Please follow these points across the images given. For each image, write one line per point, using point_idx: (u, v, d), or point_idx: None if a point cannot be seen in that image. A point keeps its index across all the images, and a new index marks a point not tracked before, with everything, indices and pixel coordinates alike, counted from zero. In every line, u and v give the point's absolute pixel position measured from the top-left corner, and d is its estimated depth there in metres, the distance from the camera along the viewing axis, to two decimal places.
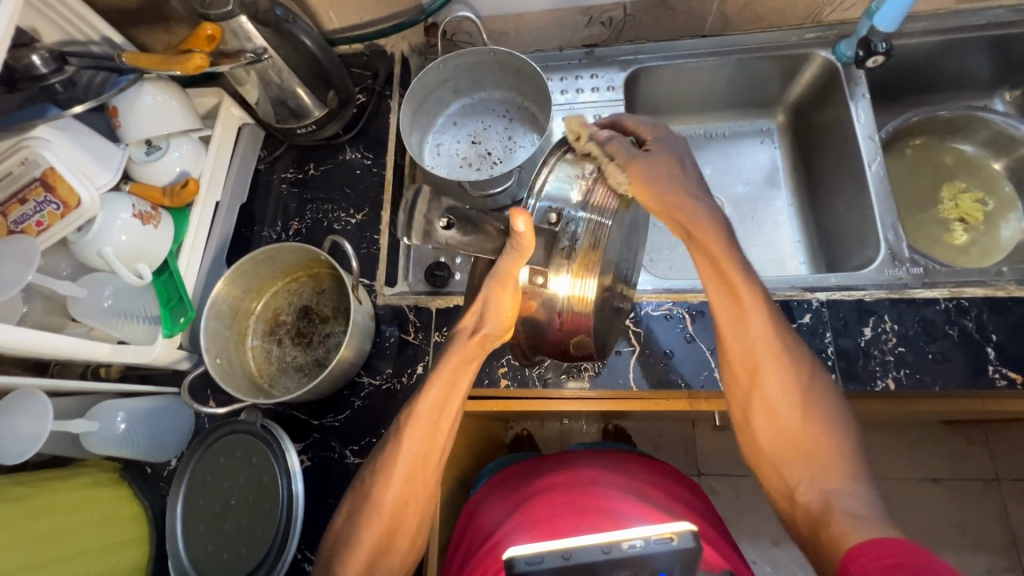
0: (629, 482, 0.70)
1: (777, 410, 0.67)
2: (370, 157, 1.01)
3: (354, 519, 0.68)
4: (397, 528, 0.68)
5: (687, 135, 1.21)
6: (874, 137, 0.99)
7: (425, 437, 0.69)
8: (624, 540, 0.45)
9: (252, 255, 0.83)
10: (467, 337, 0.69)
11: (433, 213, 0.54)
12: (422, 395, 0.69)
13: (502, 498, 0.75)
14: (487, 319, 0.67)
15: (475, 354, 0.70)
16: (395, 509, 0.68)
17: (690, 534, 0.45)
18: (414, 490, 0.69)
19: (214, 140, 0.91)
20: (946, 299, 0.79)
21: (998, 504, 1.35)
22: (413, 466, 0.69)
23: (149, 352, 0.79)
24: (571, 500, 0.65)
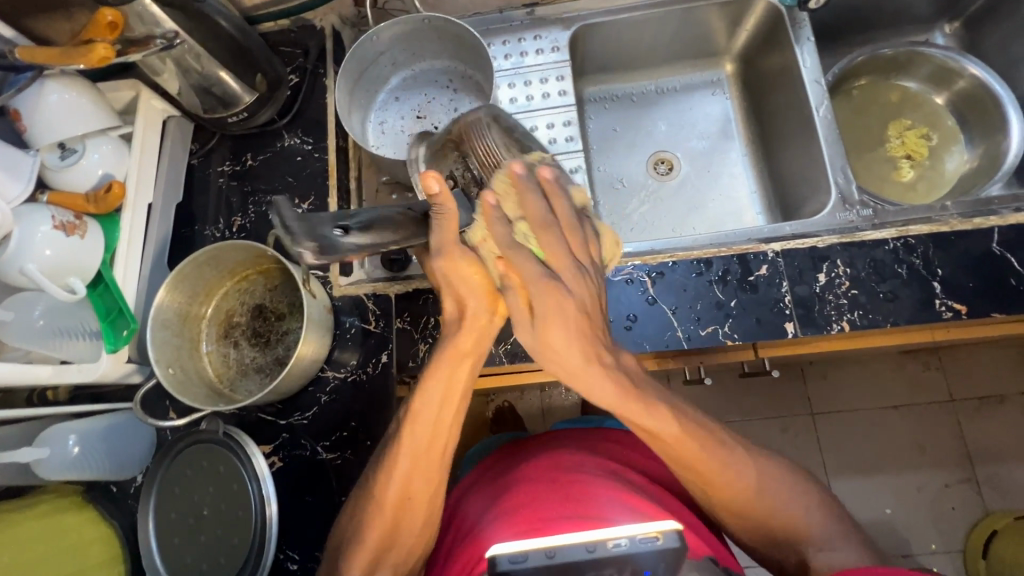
0: (612, 469, 0.69)
1: (734, 485, 0.65)
2: (310, 142, 0.96)
3: (358, 515, 0.67)
4: (400, 527, 0.66)
5: (639, 92, 1.19)
6: (821, 81, 0.98)
7: (427, 429, 0.65)
8: (610, 539, 0.44)
9: (194, 257, 0.78)
10: (460, 327, 0.63)
11: (322, 227, 0.51)
12: (424, 391, 0.64)
13: (482, 488, 0.74)
14: (468, 297, 0.62)
15: (468, 348, 0.63)
16: (400, 504, 0.65)
17: (675, 534, 0.44)
18: (421, 488, 0.66)
19: (137, 137, 0.85)
20: (894, 238, 0.81)
21: (953, 422, 1.43)
22: (422, 463, 0.65)
23: (95, 370, 0.75)
24: (551, 489, 0.64)
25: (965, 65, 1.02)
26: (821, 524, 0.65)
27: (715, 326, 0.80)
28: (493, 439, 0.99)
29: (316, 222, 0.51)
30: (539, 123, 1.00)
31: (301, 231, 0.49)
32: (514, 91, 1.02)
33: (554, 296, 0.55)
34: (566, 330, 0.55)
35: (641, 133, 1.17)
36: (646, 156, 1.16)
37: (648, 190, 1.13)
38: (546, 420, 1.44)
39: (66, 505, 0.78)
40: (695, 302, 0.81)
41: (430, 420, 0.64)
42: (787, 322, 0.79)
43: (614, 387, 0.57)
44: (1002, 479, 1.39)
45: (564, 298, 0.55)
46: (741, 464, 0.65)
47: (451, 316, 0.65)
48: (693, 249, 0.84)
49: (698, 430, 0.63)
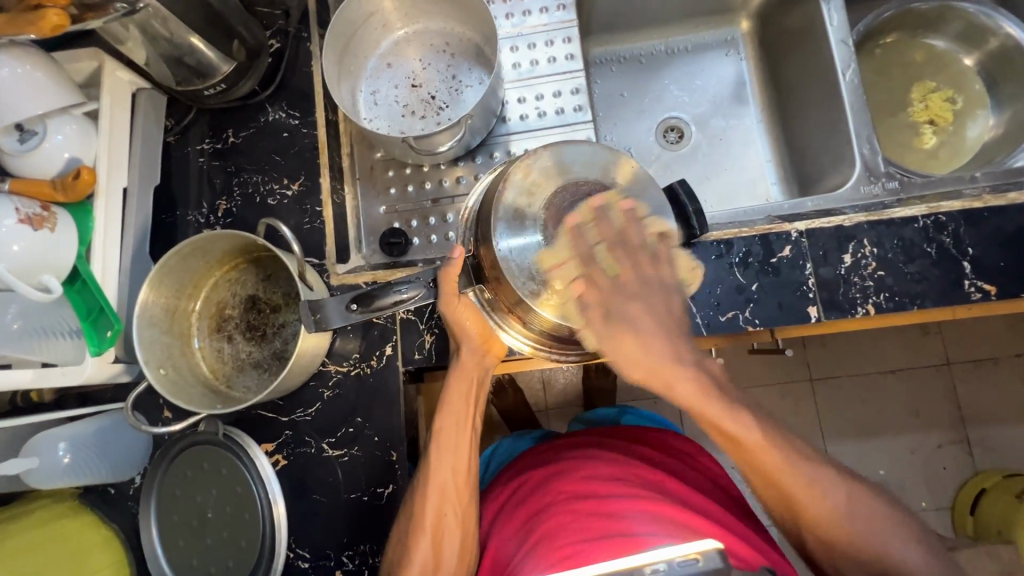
0: (644, 476, 0.68)
1: (782, 480, 0.63)
2: (296, 116, 0.88)
3: (399, 539, 0.67)
4: (441, 546, 0.66)
5: (648, 52, 1.11)
6: (848, 41, 0.90)
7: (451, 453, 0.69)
8: (646, 564, 0.40)
9: (177, 249, 0.72)
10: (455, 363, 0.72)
11: (338, 308, 0.64)
12: (442, 413, 0.72)
13: (520, 492, 0.73)
14: (462, 342, 0.70)
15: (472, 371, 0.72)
16: (437, 521, 0.66)
17: (716, 552, 0.40)
18: (453, 504, 0.68)
19: (104, 115, 0.77)
20: (924, 216, 0.76)
21: (952, 386, 1.45)
22: (448, 482, 0.68)
23: (81, 372, 0.70)
24: (584, 500, 0.63)
25: (1001, 24, 0.96)
26: (875, 528, 0.61)
27: (736, 312, 0.76)
28: (506, 438, 0.99)
29: (331, 306, 0.65)
30: (544, 90, 0.92)
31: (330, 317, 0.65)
32: (516, 55, 0.93)
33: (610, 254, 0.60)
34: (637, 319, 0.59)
35: (651, 98, 1.10)
36: (656, 123, 1.09)
37: (658, 160, 1.07)
38: (547, 393, 1.43)
39: (63, 511, 0.75)
40: (715, 287, 0.77)
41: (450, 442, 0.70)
42: (810, 306, 0.76)
43: (647, 341, 0.58)
44: (995, 441, 1.42)
45: (640, 335, 0.59)
46: (803, 459, 0.63)
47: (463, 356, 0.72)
48: (712, 229, 0.80)
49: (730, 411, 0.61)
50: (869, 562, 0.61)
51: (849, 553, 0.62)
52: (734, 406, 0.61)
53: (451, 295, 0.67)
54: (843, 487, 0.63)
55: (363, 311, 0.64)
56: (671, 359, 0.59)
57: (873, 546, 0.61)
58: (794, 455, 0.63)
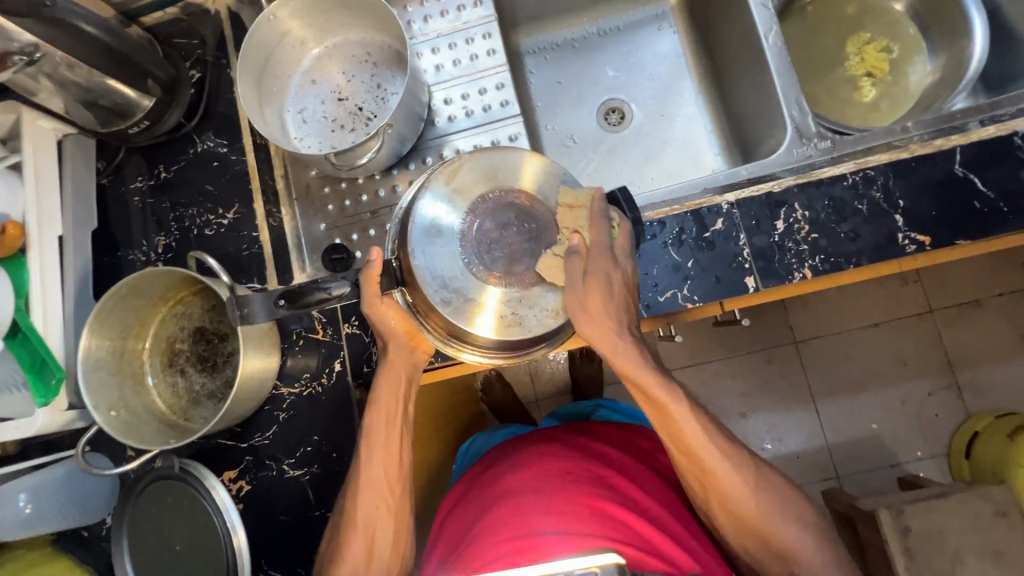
0: (586, 474, 0.69)
1: (726, 496, 0.66)
2: (225, 144, 0.88)
3: (332, 537, 0.68)
4: (374, 544, 0.67)
5: (581, 36, 1.10)
6: (768, 4, 0.89)
7: (385, 454, 0.68)
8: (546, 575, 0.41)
9: (111, 292, 0.73)
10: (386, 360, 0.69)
11: (264, 304, 0.64)
12: (370, 413, 0.69)
13: (473, 496, 0.73)
14: (387, 333, 0.67)
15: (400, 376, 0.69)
16: (370, 520, 0.67)
17: (614, 566, 0.41)
18: (383, 500, 0.68)
19: (28, 167, 0.77)
20: (852, 172, 0.76)
21: (933, 333, 1.44)
22: (381, 480, 0.67)
23: (32, 424, 0.71)
24: (522, 510, 0.64)
25: None
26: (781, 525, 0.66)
27: (674, 290, 0.76)
28: (480, 434, 0.99)
29: (256, 300, 0.64)
30: (471, 88, 0.92)
31: (257, 314, 0.64)
32: (438, 57, 0.93)
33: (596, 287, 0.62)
34: (602, 298, 0.62)
35: (588, 82, 1.09)
36: (596, 107, 1.08)
37: (601, 144, 1.07)
38: (533, 384, 1.44)
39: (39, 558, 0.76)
40: (651, 268, 0.77)
41: (382, 441, 0.68)
42: (747, 277, 0.75)
43: (626, 366, 0.63)
44: (981, 381, 1.42)
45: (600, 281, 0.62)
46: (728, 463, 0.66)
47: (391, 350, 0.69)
48: (646, 210, 0.80)
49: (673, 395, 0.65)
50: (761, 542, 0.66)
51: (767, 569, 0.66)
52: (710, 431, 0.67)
53: (374, 296, 0.65)
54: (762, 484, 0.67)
55: (290, 309, 0.63)
56: (633, 352, 0.63)
57: (779, 534, 0.65)
58: (724, 448, 0.67)
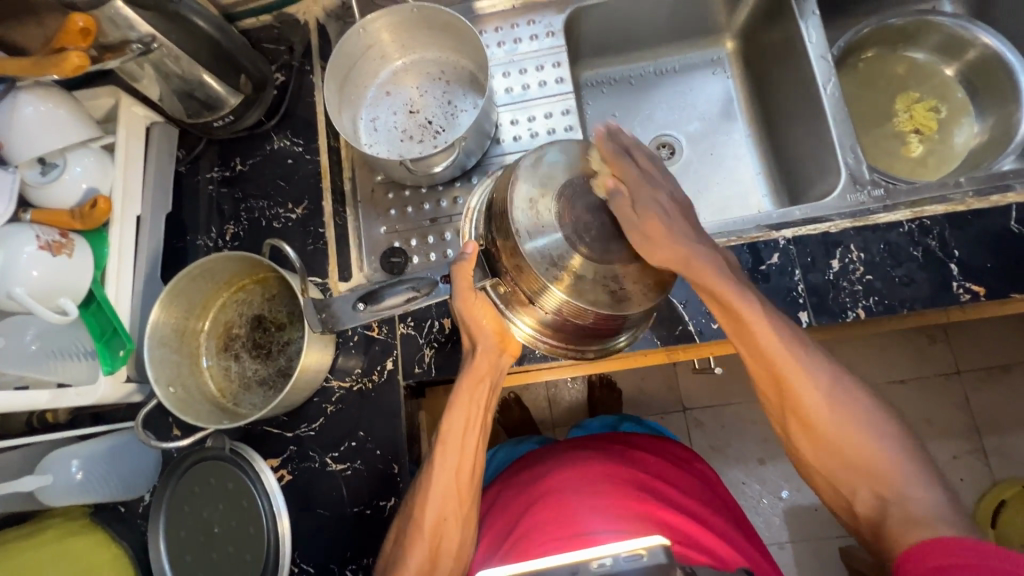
0: (631, 475, 0.71)
1: (822, 435, 0.64)
2: (300, 144, 0.93)
3: (399, 543, 0.67)
4: (441, 548, 0.66)
5: (638, 73, 1.16)
6: (827, 57, 0.94)
7: (454, 451, 0.69)
8: (594, 559, 0.41)
9: (186, 271, 0.76)
10: (473, 357, 0.72)
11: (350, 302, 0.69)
12: (448, 417, 0.70)
13: (508, 496, 0.76)
14: (479, 333, 0.71)
15: (484, 372, 0.72)
16: (437, 527, 0.66)
17: (660, 549, 0.41)
18: (455, 510, 0.68)
19: (120, 147, 0.81)
20: (909, 220, 0.78)
21: (961, 394, 1.43)
22: (450, 487, 0.68)
23: (94, 392, 0.73)
24: (558, 505, 0.66)
25: (977, 33, 0.99)
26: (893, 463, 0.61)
27: None
28: (503, 444, 0.99)
29: (341, 306, 0.70)
30: (536, 112, 0.96)
31: (346, 319, 0.70)
32: (509, 80, 0.98)
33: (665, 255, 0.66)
34: (668, 240, 0.66)
35: (642, 116, 1.14)
36: (647, 141, 1.12)
37: None
38: (553, 410, 1.43)
39: (75, 529, 0.76)
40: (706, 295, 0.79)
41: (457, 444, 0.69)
42: (801, 311, 0.77)
43: (731, 300, 0.67)
44: (1011, 449, 1.39)
45: (668, 226, 0.67)
46: (821, 380, 0.65)
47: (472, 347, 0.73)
48: None
49: (767, 314, 0.67)
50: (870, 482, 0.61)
51: (864, 503, 0.62)
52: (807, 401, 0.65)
53: (466, 290, 0.69)
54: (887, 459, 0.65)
55: (369, 310, 0.68)
56: (762, 323, 0.66)
57: (890, 478, 0.60)
58: (834, 373, 0.66)
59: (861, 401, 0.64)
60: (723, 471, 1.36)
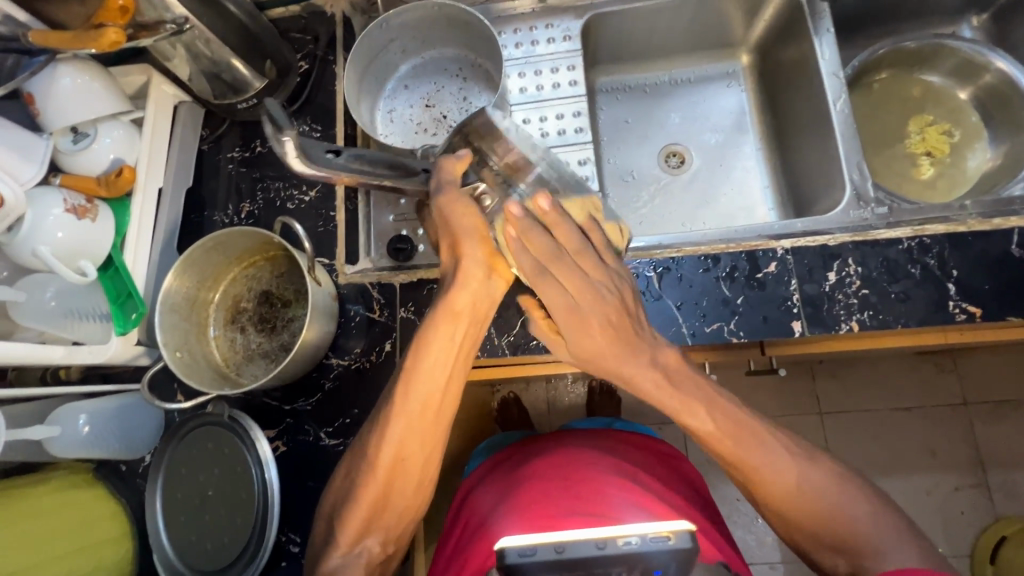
0: (622, 463, 0.74)
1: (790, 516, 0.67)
2: (318, 129, 0.96)
3: (353, 477, 0.70)
4: (397, 482, 0.69)
5: (653, 82, 1.17)
6: (839, 74, 0.95)
7: (418, 391, 0.68)
8: (620, 537, 0.50)
9: (201, 242, 0.79)
10: (456, 279, 0.66)
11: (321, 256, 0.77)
12: (416, 354, 0.68)
13: (490, 484, 0.77)
14: (465, 245, 0.65)
15: (462, 308, 0.67)
16: (394, 466, 0.68)
17: (685, 534, 0.51)
18: (421, 439, 0.69)
19: (148, 122, 0.85)
20: (909, 238, 0.79)
21: (966, 426, 1.40)
22: (413, 420, 0.68)
23: (105, 351, 0.77)
24: (562, 480, 0.69)
25: (992, 59, 0.99)
26: (869, 533, 0.65)
27: (721, 323, 0.79)
28: (495, 437, 1.00)
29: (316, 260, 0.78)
30: (549, 113, 0.99)
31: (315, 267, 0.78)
32: (524, 81, 1.01)
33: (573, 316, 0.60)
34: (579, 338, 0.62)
35: (654, 124, 1.15)
36: (658, 149, 1.14)
37: (658, 183, 1.12)
38: (551, 411, 1.44)
39: (76, 482, 0.79)
40: (701, 299, 0.80)
41: (422, 382, 0.67)
42: (794, 321, 0.77)
43: (687, 415, 0.66)
44: (1015, 485, 1.36)
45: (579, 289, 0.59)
46: (776, 469, 0.67)
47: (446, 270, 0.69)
48: (701, 244, 0.83)
49: (734, 425, 0.67)
50: (845, 557, 0.65)
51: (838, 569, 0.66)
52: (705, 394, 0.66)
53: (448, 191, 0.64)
54: (796, 462, 0.68)
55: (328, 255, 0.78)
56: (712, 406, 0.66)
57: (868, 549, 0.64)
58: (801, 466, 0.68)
59: (825, 484, 0.67)
60: (717, 485, 1.35)
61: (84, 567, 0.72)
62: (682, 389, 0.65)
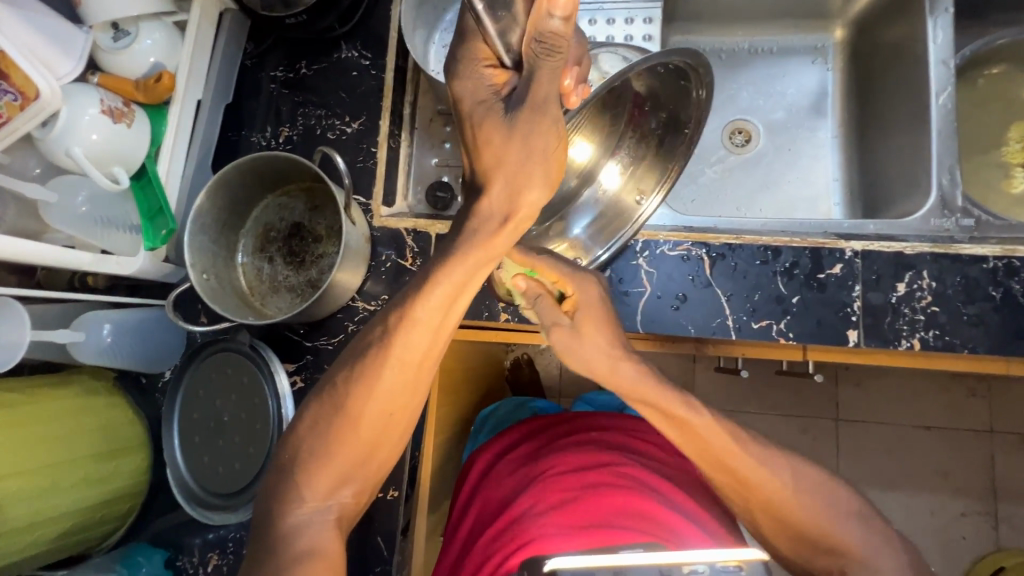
0: (649, 471, 0.71)
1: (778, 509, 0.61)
2: (368, 57, 0.90)
3: (319, 430, 0.59)
4: (379, 441, 0.61)
5: (730, 48, 1.07)
6: (949, 63, 0.83)
7: (427, 338, 0.57)
8: (687, 564, 0.41)
9: (237, 163, 0.75)
10: (506, 220, 0.48)
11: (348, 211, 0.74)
12: (422, 301, 0.55)
13: (506, 475, 0.76)
14: (532, 181, 0.46)
15: (500, 251, 0.51)
16: (378, 423, 0.59)
17: (759, 563, 0.42)
18: (409, 383, 0.59)
19: (191, 27, 0.80)
20: (997, 257, 0.71)
21: (986, 454, 1.32)
22: (401, 380, 0.58)
23: (133, 264, 0.75)
24: (589, 483, 0.66)
25: None
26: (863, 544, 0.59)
27: (770, 321, 0.74)
28: (510, 401, 1.03)
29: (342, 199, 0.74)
30: None
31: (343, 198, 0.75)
32: (594, 29, 0.92)
33: (591, 309, 0.62)
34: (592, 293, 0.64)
35: (724, 96, 1.06)
36: (724, 123, 1.06)
37: (719, 161, 1.04)
38: (563, 379, 1.42)
39: (97, 389, 0.79)
40: (753, 292, 0.74)
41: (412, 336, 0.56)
42: (850, 330, 0.72)
43: (677, 410, 0.60)
44: None
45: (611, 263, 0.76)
46: (762, 463, 0.61)
47: (490, 199, 0.48)
48: (763, 234, 0.76)
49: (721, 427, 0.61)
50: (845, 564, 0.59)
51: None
52: (685, 396, 0.61)
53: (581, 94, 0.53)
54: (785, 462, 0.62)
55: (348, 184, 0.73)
56: (679, 402, 0.61)
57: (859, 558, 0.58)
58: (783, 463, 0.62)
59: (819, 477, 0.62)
60: None
61: (100, 471, 0.74)
62: (658, 387, 0.61)
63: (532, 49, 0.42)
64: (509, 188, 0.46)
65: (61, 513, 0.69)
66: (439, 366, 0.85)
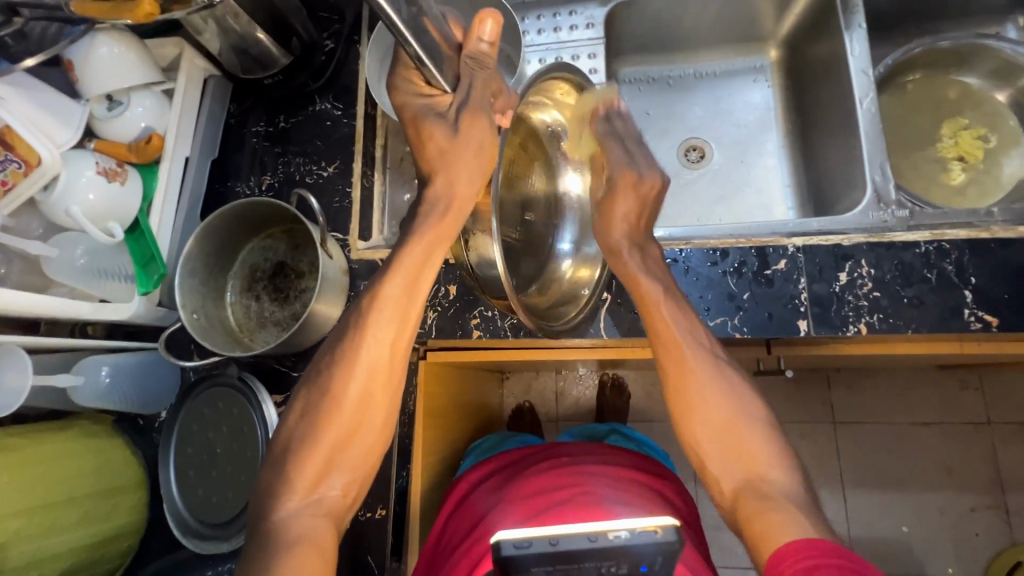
0: (621, 485, 0.73)
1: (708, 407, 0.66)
2: (339, 108, 0.98)
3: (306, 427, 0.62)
4: (364, 423, 0.63)
5: (677, 75, 1.16)
6: (868, 71, 0.91)
7: (391, 323, 0.64)
8: (611, 530, 0.44)
9: (220, 211, 0.82)
10: (450, 206, 0.63)
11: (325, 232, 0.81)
12: (390, 281, 0.64)
13: (491, 491, 0.80)
14: (462, 167, 0.63)
15: (447, 233, 0.64)
16: (361, 404, 0.63)
17: (674, 528, 0.45)
18: (381, 380, 0.64)
19: (178, 93, 0.89)
20: (927, 241, 0.76)
21: (988, 446, 1.26)
22: (381, 358, 0.64)
23: (129, 309, 0.80)
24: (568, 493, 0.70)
25: None
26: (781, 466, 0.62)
27: (725, 318, 0.78)
28: (487, 440, 1.06)
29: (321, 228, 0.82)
30: None
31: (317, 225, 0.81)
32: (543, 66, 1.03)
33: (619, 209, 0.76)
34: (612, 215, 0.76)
35: (675, 118, 1.14)
36: (678, 143, 1.13)
37: (678, 178, 1.11)
38: (558, 403, 1.43)
39: (98, 431, 0.83)
40: (706, 292, 0.79)
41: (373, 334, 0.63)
42: (800, 320, 0.76)
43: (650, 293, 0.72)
44: None
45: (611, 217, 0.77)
46: (719, 385, 0.67)
47: (436, 190, 0.64)
48: (710, 237, 0.82)
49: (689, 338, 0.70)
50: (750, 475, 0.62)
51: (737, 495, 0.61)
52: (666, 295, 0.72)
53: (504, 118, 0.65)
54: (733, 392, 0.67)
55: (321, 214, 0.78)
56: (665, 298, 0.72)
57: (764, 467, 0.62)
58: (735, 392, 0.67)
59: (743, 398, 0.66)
60: None
61: (99, 507, 0.77)
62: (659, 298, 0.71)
63: (467, 65, 0.61)
64: (446, 177, 0.63)
65: (63, 550, 0.73)
66: (422, 393, 0.88)
